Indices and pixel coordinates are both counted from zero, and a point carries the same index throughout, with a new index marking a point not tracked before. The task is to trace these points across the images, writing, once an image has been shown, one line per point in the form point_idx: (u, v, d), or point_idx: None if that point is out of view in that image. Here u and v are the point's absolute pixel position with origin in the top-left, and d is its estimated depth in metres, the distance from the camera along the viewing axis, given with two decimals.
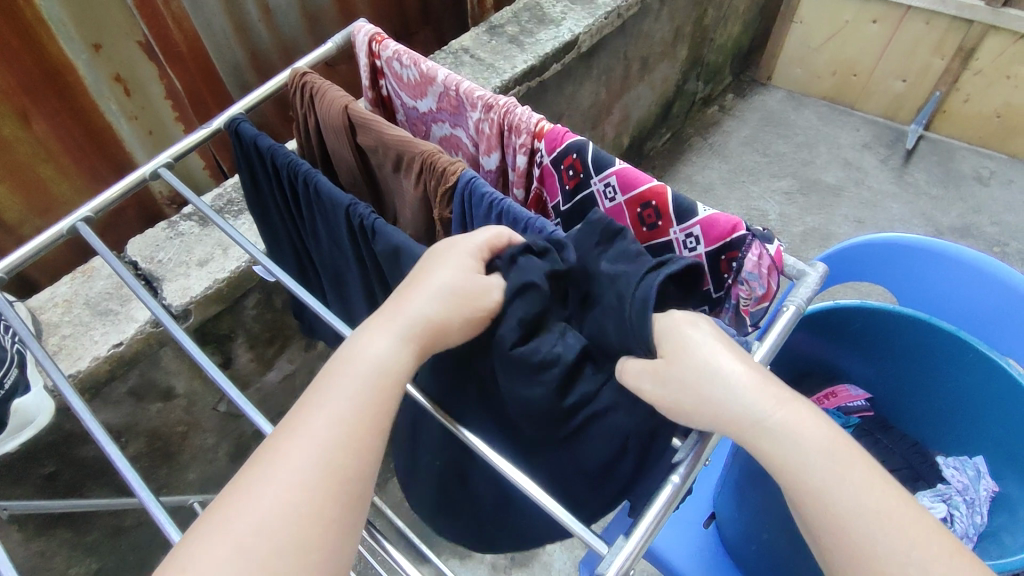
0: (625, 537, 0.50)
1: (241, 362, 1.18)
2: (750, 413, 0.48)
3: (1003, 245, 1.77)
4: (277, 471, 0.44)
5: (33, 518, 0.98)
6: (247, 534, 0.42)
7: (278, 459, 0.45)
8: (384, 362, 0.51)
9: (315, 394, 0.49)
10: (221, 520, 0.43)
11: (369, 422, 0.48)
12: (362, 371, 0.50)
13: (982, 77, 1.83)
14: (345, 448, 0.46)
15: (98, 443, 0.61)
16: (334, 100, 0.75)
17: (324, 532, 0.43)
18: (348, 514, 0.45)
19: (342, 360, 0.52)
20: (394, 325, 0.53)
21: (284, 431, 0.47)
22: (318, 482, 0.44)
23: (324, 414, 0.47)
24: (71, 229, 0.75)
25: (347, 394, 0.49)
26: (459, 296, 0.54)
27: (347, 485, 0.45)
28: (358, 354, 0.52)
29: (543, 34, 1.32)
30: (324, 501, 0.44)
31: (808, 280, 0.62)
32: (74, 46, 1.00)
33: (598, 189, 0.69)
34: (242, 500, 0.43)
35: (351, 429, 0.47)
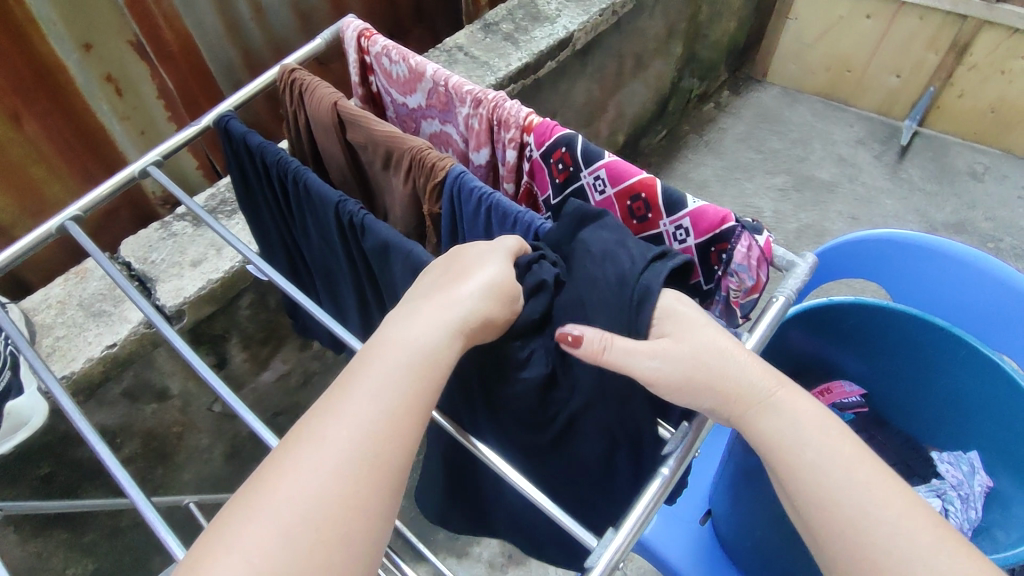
0: (614, 531, 0.50)
1: (235, 361, 1.18)
2: (755, 393, 0.50)
3: (998, 240, 1.77)
4: (316, 455, 0.43)
5: (29, 520, 0.98)
6: (286, 518, 0.41)
7: (318, 442, 0.44)
8: (431, 350, 0.49)
9: (359, 376, 0.48)
10: (258, 501, 0.42)
11: (411, 411, 0.47)
12: (407, 357, 0.49)
13: (976, 72, 1.83)
14: (386, 437, 0.45)
15: (90, 445, 0.61)
16: (323, 97, 0.74)
17: (362, 522, 0.42)
18: (386, 505, 0.44)
19: (387, 342, 0.50)
20: (445, 311, 0.51)
21: (323, 414, 0.45)
22: (358, 471, 0.43)
23: (369, 400, 0.46)
24: (60, 228, 0.75)
25: (392, 380, 0.47)
26: (503, 289, 0.53)
27: (385, 475, 0.44)
28: (406, 338, 0.50)
29: (537, 31, 1.32)
30: (362, 491, 0.43)
31: (797, 271, 0.62)
32: (65, 46, 0.99)
33: (588, 182, 0.69)
34: (280, 481, 0.42)
35: (392, 417, 0.46)
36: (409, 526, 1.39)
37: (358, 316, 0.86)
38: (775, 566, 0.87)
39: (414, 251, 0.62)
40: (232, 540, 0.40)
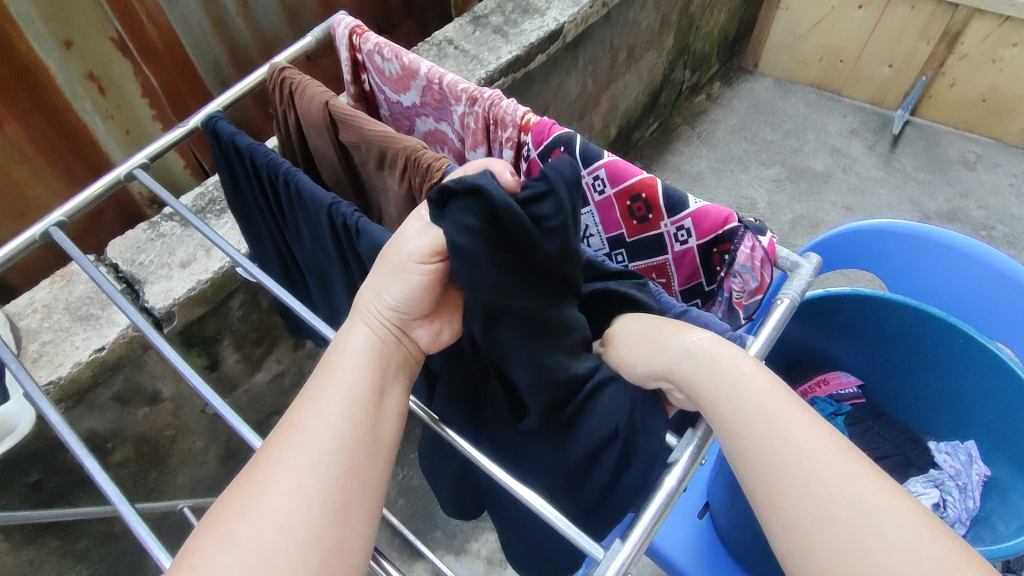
0: (622, 540, 0.50)
1: (228, 363, 1.16)
2: (677, 346, 0.51)
3: (990, 228, 1.77)
4: (272, 466, 0.45)
5: (20, 527, 0.96)
6: (250, 525, 0.43)
7: (273, 455, 0.46)
8: (361, 350, 0.53)
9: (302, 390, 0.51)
10: (227, 521, 0.43)
11: (357, 405, 0.49)
12: (344, 361, 0.52)
13: (967, 61, 1.83)
14: (335, 431, 0.47)
15: (76, 456, 0.60)
16: (314, 96, 0.73)
17: (324, 512, 0.44)
18: (347, 493, 0.45)
19: (325, 357, 0.53)
20: (362, 316, 0.54)
21: (276, 430, 0.48)
22: (313, 467, 0.45)
23: (315, 417, 0.48)
24: (44, 234, 0.73)
25: (332, 383, 0.50)
26: (386, 259, 0.53)
27: (340, 466, 0.46)
28: (342, 348, 0.53)
29: (528, 24, 1.30)
30: (320, 484, 0.45)
31: (802, 272, 0.61)
32: (45, 44, 0.97)
33: (587, 182, 0.67)
34: (243, 497, 0.44)
35: (338, 413, 0.48)
36: (407, 524, 1.38)
37: None
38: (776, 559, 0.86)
39: None
40: (204, 566, 0.41)
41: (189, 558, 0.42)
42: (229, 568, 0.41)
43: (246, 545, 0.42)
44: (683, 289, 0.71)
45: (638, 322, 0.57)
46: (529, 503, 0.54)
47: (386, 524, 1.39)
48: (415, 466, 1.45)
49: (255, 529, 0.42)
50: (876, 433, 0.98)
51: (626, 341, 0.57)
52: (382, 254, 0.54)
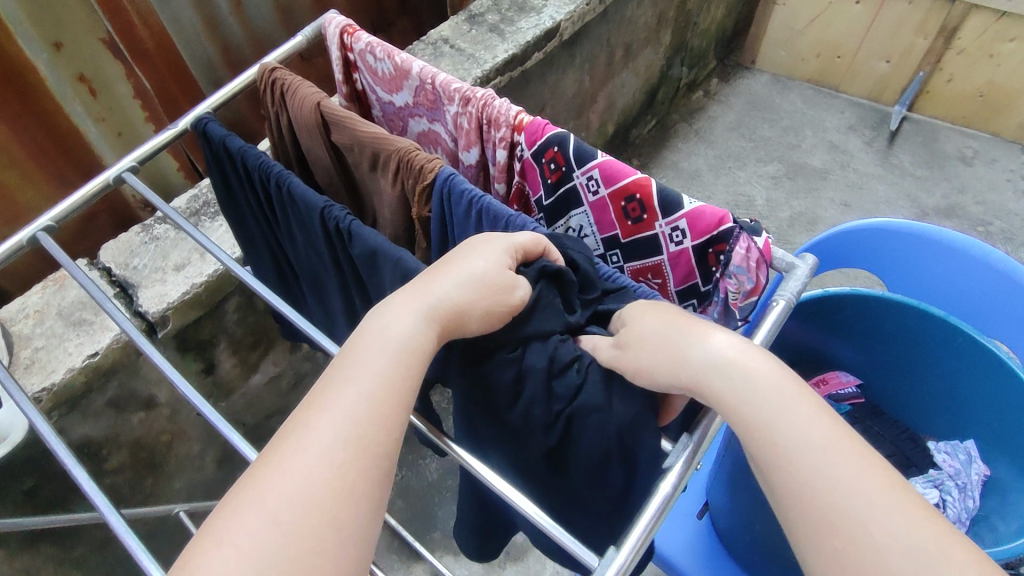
0: (617, 548, 0.49)
1: (224, 367, 1.15)
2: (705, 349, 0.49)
3: (988, 224, 1.77)
4: (306, 448, 0.42)
5: (15, 535, 0.95)
6: (280, 508, 0.40)
7: (306, 436, 0.43)
8: (408, 337, 0.49)
9: (338, 371, 0.47)
10: (240, 503, 0.40)
11: (397, 396, 0.46)
12: (386, 346, 0.48)
13: (965, 56, 1.82)
14: (375, 421, 0.44)
15: (65, 466, 0.59)
16: (306, 97, 0.72)
17: (360, 506, 0.41)
18: (383, 489, 0.43)
19: (364, 336, 0.50)
20: (422, 304, 0.51)
21: (308, 409, 0.45)
22: (351, 456, 0.42)
23: (344, 405, 0.44)
24: (33, 239, 0.72)
25: (373, 368, 0.47)
26: (491, 284, 0.52)
27: (377, 459, 0.43)
28: (384, 330, 0.49)
29: (524, 22, 1.29)
30: (358, 474, 0.42)
31: (798, 273, 0.61)
32: (34, 46, 0.96)
33: (581, 182, 0.67)
34: (271, 477, 0.41)
35: (378, 403, 0.45)
36: (406, 526, 1.37)
37: (348, 323, 0.84)
38: (776, 561, 0.86)
39: (405, 259, 0.60)
40: (209, 553, 0.38)
41: (196, 542, 0.39)
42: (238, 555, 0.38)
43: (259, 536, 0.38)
44: (679, 290, 0.71)
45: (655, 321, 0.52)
46: (524, 510, 0.54)
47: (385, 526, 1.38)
48: (413, 466, 1.44)
49: (285, 515, 0.39)
50: (875, 433, 0.97)
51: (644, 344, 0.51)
52: (472, 263, 0.53)
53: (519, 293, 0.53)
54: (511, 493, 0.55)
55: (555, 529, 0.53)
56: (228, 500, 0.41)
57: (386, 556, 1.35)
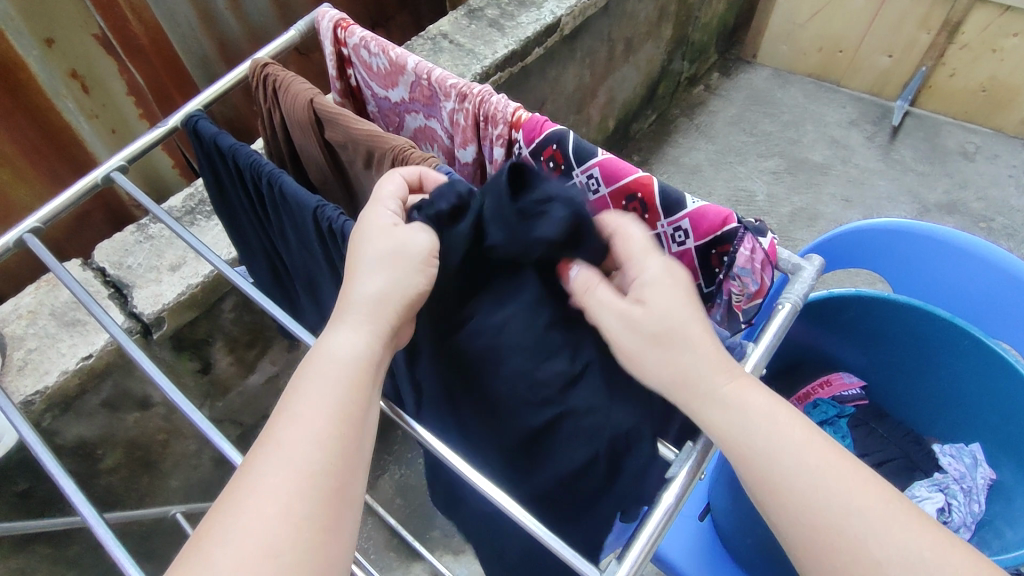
0: (618, 561, 0.48)
1: (220, 366, 1.14)
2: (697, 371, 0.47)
3: (989, 220, 1.76)
4: (255, 483, 0.43)
5: (10, 537, 0.94)
6: (232, 548, 0.40)
7: (255, 471, 0.43)
8: (349, 352, 0.49)
9: (285, 398, 0.47)
10: (205, 544, 0.41)
11: (346, 414, 0.46)
12: (330, 370, 0.48)
13: (968, 51, 1.80)
14: (323, 443, 0.45)
15: (54, 475, 0.58)
16: (298, 93, 0.70)
17: (313, 531, 0.42)
18: (341, 513, 0.43)
19: (307, 361, 0.49)
20: (352, 314, 0.51)
21: (258, 444, 0.45)
22: (303, 487, 0.43)
23: (298, 433, 0.44)
24: (19, 241, 0.71)
25: (318, 390, 0.47)
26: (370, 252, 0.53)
27: (330, 480, 0.44)
28: (329, 350, 0.49)
29: (523, 16, 1.27)
30: (308, 499, 0.42)
31: (803, 275, 0.60)
32: (24, 41, 0.94)
33: (580, 181, 0.65)
34: (223, 519, 0.41)
35: (325, 426, 0.45)
36: (405, 525, 1.37)
37: None
38: (777, 563, 0.86)
39: None
40: None
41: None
42: None
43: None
44: None
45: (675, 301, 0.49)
46: (511, 513, 0.52)
47: (384, 524, 1.37)
48: (411, 464, 1.43)
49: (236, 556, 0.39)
50: (879, 435, 0.96)
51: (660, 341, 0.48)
52: (368, 244, 0.53)
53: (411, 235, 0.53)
54: (503, 498, 0.52)
55: (552, 540, 0.50)
56: (196, 541, 0.41)
57: (385, 554, 1.34)
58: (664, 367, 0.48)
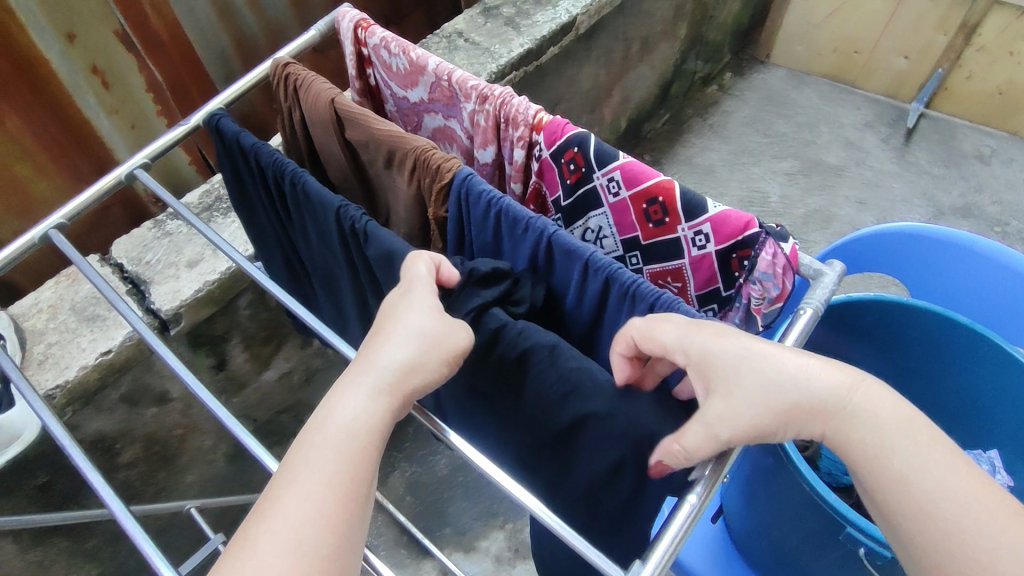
0: (642, 561, 0.47)
1: (236, 362, 1.15)
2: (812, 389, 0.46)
3: (1004, 224, 1.75)
4: (246, 562, 0.40)
5: (29, 529, 0.95)
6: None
7: (248, 547, 0.41)
8: (356, 423, 0.46)
9: (286, 462, 0.45)
10: None
11: (349, 489, 0.44)
12: (333, 436, 0.46)
13: (985, 54, 1.79)
14: (323, 521, 0.42)
15: (80, 469, 0.58)
16: (320, 93, 0.70)
17: None
18: None
19: (309, 426, 0.47)
20: (368, 380, 0.48)
21: (252, 515, 0.43)
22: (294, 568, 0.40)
23: (294, 505, 0.42)
24: (44, 237, 0.71)
25: (321, 461, 0.44)
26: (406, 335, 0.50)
27: (327, 562, 0.41)
28: (334, 413, 0.47)
29: (540, 16, 1.27)
30: None
31: (825, 280, 0.58)
32: (47, 37, 0.95)
33: (601, 184, 0.65)
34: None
35: (323, 500, 0.43)
36: (416, 522, 1.37)
37: (363, 320, 0.82)
38: (796, 569, 0.85)
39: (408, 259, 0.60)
40: None
41: None
42: None
43: None
44: (700, 294, 0.69)
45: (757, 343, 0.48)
46: (530, 510, 0.52)
47: (394, 521, 1.38)
48: (422, 461, 1.44)
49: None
50: None
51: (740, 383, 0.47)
52: (395, 324, 0.51)
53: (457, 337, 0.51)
54: (525, 495, 0.52)
55: (574, 537, 0.50)
56: None
57: (397, 552, 1.35)
58: (753, 397, 0.46)
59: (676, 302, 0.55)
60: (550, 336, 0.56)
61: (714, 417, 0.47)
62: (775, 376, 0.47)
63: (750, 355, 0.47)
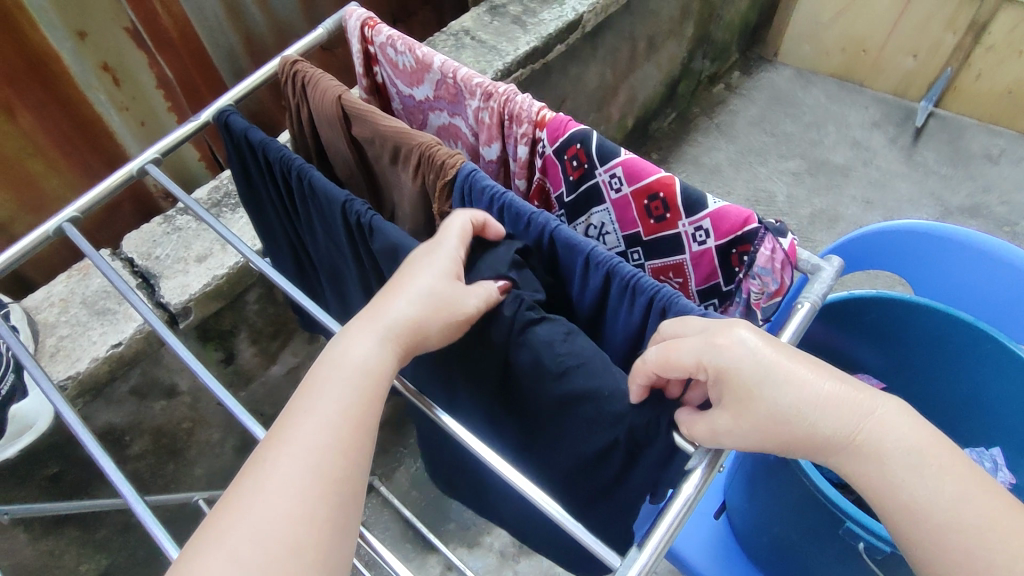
0: (639, 548, 0.48)
1: (243, 357, 1.16)
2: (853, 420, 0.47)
3: (1013, 224, 1.74)
4: (263, 483, 0.44)
5: (40, 519, 0.97)
6: (239, 548, 0.42)
7: (266, 470, 0.45)
8: (367, 365, 0.51)
9: (300, 397, 0.49)
10: (220, 525, 0.43)
11: (356, 423, 0.48)
12: (343, 375, 0.50)
13: (994, 53, 1.78)
14: (335, 448, 0.46)
15: (92, 456, 0.60)
16: (327, 90, 0.71)
17: (322, 532, 0.43)
18: (341, 514, 0.45)
19: (323, 364, 0.51)
20: (381, 327, 0.52)
21: (269, 442, 0.47)
22: (308, 485, 0.44)
23: (310, 432, 0.46)
24: (57, 230, 0.72)
25: (334, 396, 0.49)
26: (416, 280, 0.54)
27: (338, 482, 0.45)
28: (345, 355, 0.51)
29: (547, 14, 1.27)
30: (319, 502, 0.44)
31: (823, 276, 0.58)
32: (59, 35, 0.97)
33: (604, 180, 0.66)
34: (239, 518, 0.43)
35: (335, 430, 0.47)
36: (419, 517, 1.38)
37: None
38: (798, 564, 0.86)
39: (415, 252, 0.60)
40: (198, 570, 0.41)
41: (190, 555, 0.42)
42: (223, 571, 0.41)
43: (239, 554, 0.41)
44: (701, 289, 0.69)
45: (767, 348, 0.48)
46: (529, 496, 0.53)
47: (398, 516, 1.39)
48: None
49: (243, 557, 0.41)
50: None
51: (744, 404, 0.47)
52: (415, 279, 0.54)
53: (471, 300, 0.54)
54: (521, 481, 0.53)
55: (571, 523, 0.51)
56: (208, 525, 0.44)
57: (402, 546, 1.36)
58: (756, 420, 0.47)
59: (676, 297, 0.55)
60: (564, 323, 0.57)
61: (720, 430, 0.48)
62: (781, 392, 0.46)
63: (771, 372, 0.47)
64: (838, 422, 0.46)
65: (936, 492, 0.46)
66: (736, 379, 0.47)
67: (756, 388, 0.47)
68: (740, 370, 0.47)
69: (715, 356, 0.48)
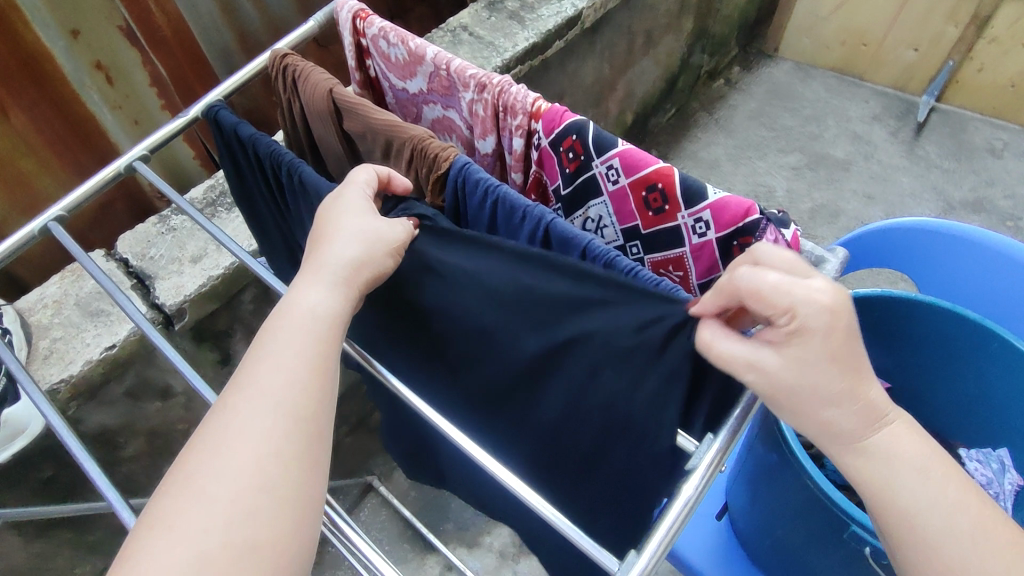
0: (637, 552, 0.47)
1: (240, 357, 1.15)
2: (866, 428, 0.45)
3: (1017, 219, 1.73)
4: (229, 427, 0.45)
5: (32, 522, 0.96)
6: (211, 488, 0.42)
7: (229, 418, 0.45)
8: (322, 308, 0.52)
9: (256, 346, 0.50)
10: (188, 471, 0.43)
11: (315, 364, 0.49)
12: (300, 322, 0.51)
13: (997, 45, 1.75)
14: (298, 389, 0.47)
15: (78, 459, 0.59)
16: (317, 83, 0.70)
17: (293, 466, 0.45)
18: (310, 449, 0.46)
19: (276, 314, 0.52)
20: (326, 273, 0.53)
21: (230, 391, 0.47)
22: (276, 424, 0.45)
23: (271, 376, 0.47)
24: (43, 229, 0.71)
25: (290, 341, 0.50)
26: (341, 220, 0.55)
27: (304, 419, 0.46)
28: (298, 303, 0.52)
29: (544, 9, 1.26)
30: (287, 438, 0.45)
31: (828, 267, 0.57)
32: (51, 34, 0.96)
33: (601, 172, 0.65)
34: (208, 461, 0.43)
35: (297, 372, 0.48)
36: (419, 517, 1.37)
37: None
38: (798, 565, 0.85)
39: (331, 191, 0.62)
40: (172, 513, 0.41)
41: (160, 505, 0.42)
42: (197, 510, 0.41)
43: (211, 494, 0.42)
44: (702, 282, 0.68)
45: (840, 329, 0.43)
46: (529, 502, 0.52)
47: (397, 515, 1.38)
48: None
49: (195, 553, 0.40)
50: None
51: (803, 363, 0.43)
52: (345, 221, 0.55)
53: (396, 227, 0.55)
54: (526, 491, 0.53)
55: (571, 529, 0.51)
56: (174, 474, 0.44)
57: (400, 546, 1.35)
58: (807, 375, 0.44)
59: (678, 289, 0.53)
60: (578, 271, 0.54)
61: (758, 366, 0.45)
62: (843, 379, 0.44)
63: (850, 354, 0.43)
64: (851, 429, 0.45)
65: (943, 501, 0.45)
66: (813, 343, 0.42)
67: (825, 361, 0.43)
68: (821, 341, 0.42)
69: (816, 313, 0.42)
